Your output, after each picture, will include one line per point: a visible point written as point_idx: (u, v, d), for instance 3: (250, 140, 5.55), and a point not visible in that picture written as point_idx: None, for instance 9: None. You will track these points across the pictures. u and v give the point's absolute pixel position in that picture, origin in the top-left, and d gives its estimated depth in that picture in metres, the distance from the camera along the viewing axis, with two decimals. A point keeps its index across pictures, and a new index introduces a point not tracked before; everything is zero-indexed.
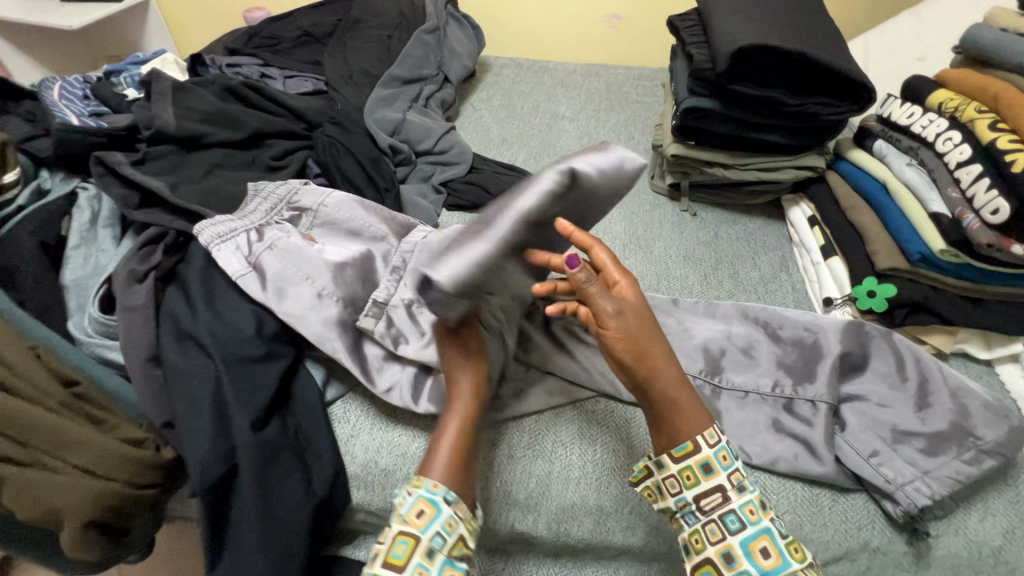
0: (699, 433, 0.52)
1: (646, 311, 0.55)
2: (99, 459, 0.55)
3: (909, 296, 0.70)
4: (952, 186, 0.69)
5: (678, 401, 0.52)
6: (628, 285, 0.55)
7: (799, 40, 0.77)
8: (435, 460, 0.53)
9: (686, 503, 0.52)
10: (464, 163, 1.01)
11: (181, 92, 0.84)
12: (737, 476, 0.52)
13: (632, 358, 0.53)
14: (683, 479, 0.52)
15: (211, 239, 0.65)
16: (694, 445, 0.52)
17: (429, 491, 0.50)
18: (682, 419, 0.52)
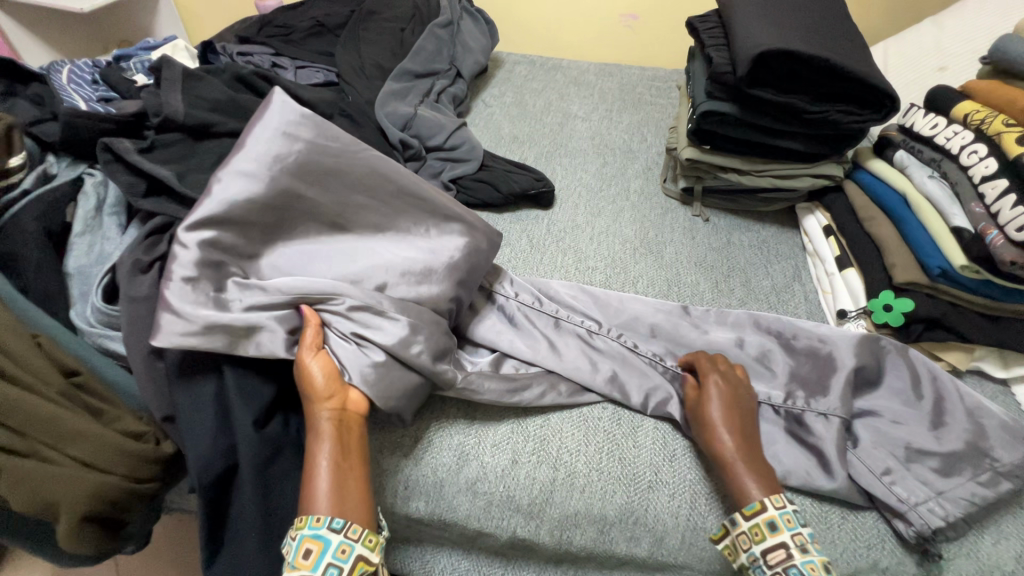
0: (765, 495, 0.55)
1: (741, 403, 0.62)
2: (98, 451, 0.54)
3: (927, 312, 0.68)
4: (975, 201, 0.67)
5: (744, 465, 0.57)
6: (730, 380, 0.64)
7: (823, 45, 0.75)
8: (315, 489, 0.50)
9: (755, 558, 0.53)
10: (475, 160, 0.99)
11: (191, 80, 0.83)
12: (802, 537, 0.53)
13: (711, 431, 0.60)
14: (752, 535, 0.54)
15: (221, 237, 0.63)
16: (760, 505, 0.54)
17: (312, 529, 0.48)
18: (743, 479, 0.56)
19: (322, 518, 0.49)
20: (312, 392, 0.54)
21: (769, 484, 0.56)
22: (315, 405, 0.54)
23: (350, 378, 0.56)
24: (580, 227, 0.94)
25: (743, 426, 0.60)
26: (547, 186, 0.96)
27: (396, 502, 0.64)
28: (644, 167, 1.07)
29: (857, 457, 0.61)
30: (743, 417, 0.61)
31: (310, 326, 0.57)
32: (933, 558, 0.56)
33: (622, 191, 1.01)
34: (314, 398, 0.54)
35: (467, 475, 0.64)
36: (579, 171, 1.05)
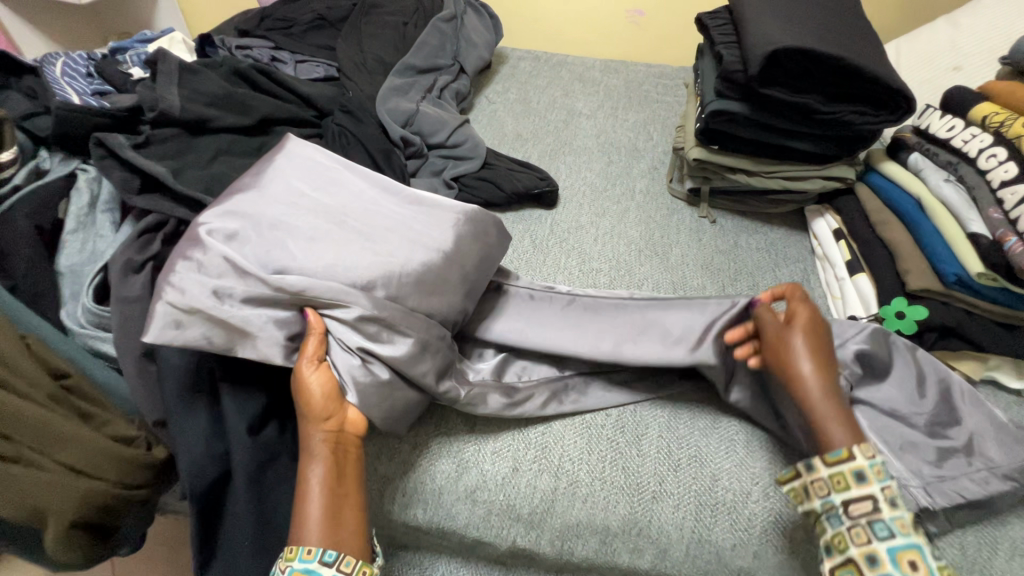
0: (853, 444, 0.53)
1: (823, 335, 0.59)
2: (88, 456, 0.52)
3: (941, 320, 0.66)
4: (993, 207, 0.65)
5: (831, 409, 0.55)
6: (815, 317, 0.61)
7: (837, 43, 0.73)
8: (305, 515, 0.49)
9: (832, 506, 0.51)
10: (478, 158, 0.97)
11: (188, 73, 0.81)
12: (891, 491, 0.51)
13: (789, 365, 0.58)
14: (833, 482, 0.52)
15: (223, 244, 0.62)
16: (849, 453, 0.52)
17: (301, 561, 0.47)
18: (830, 426, 0.54)
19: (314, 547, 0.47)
20: (311, 411, 0.52)
21: (856, 433, 0.54)
22: (314, 424, 0.52)
23: (350, 398, 0.54)
24: (585, 227, 0.92)
25: (825, 358, 0.58)
26: (552, 185, 0.94)
27: (394, 509, 0.63)
28: (650, 166, 1.05)
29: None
30: (825, 351, 0.58)
31: (312, 338, 0.54)
32: None
33: (627, 190, 0.99)
34: (313, 418, 0.52)
35: (467, 483, 0.62)
36: (584, 170, 1.03)
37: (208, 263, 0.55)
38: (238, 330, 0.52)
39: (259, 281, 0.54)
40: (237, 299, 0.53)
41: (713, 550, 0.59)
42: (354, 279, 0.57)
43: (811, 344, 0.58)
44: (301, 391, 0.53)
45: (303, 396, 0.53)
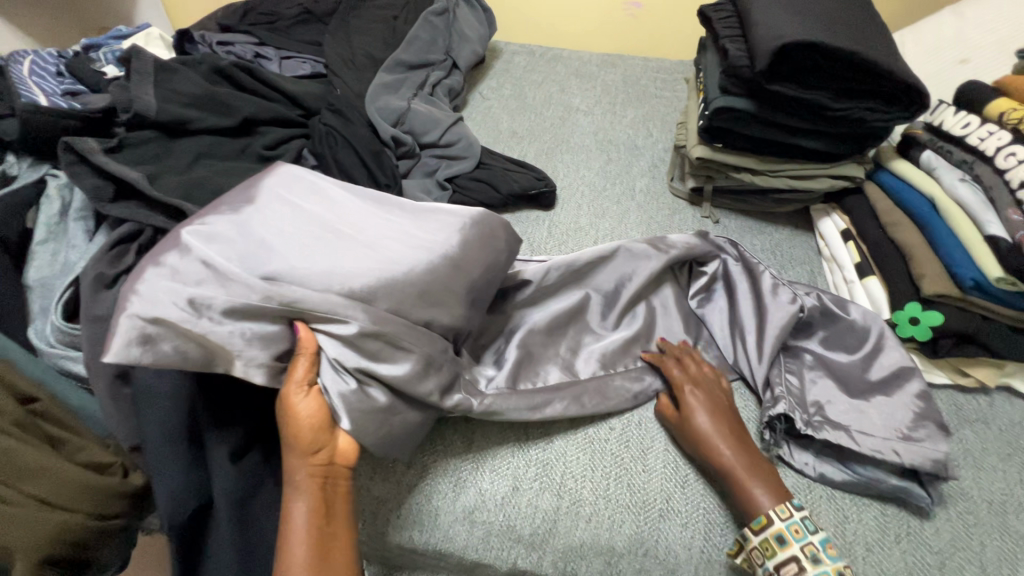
0: (772, 504, 0.53)
1: (729, 415, 0.60)
2: (58, 487, 0.49)
3: (958, 327, 0.64)
4: (1013, 208, 0.62)
5: (748, 475, 0.55)
6: (715, 398, 0.61)
7: (848, 37, 0.70)
8: (292, 554, 0.46)
9: (767, 573, 0.52)
10: (472, 157, 0.93)
11: (165, 72, 0.77)
12: (813, 547, 0.51)
13: (701, 443, 0.58)
14: (762, 550, 0.52)
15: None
16: (767, 518, 0.52)
17: None
18: (754, 491, 0.54)
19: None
20: (304, 441, 0.49)
21: (777, 489, 0.55)
22: (309, 453, 0.49)
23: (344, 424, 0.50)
24: (584, 229, 0.89)
25: (735, 435, 0.58)
26: (549, 185, 0.91)
27: (388, 533, 0.60)
28: (650, 164, 1.02)
29: (882, 485, 0.57)
30: (728, 418, 0.60)
31: (303, 359, 0.50)
32: None
33: (627, 190, 0.96)
34: (307, 448, 0.49)
35: (465, 504, 0.59)
36: (582, 169, 1.00)
37: (183, 269, 0.49)
38: (217, 347, 0.47)
39: (244, 287, 0.49)
40: (216, 310, 0.48)
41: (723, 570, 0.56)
42: (350, 286, 0.52)
43: (709, 409, 0.60)
44: (291, 419, 0.49)
45: (293, 424, 0.49)
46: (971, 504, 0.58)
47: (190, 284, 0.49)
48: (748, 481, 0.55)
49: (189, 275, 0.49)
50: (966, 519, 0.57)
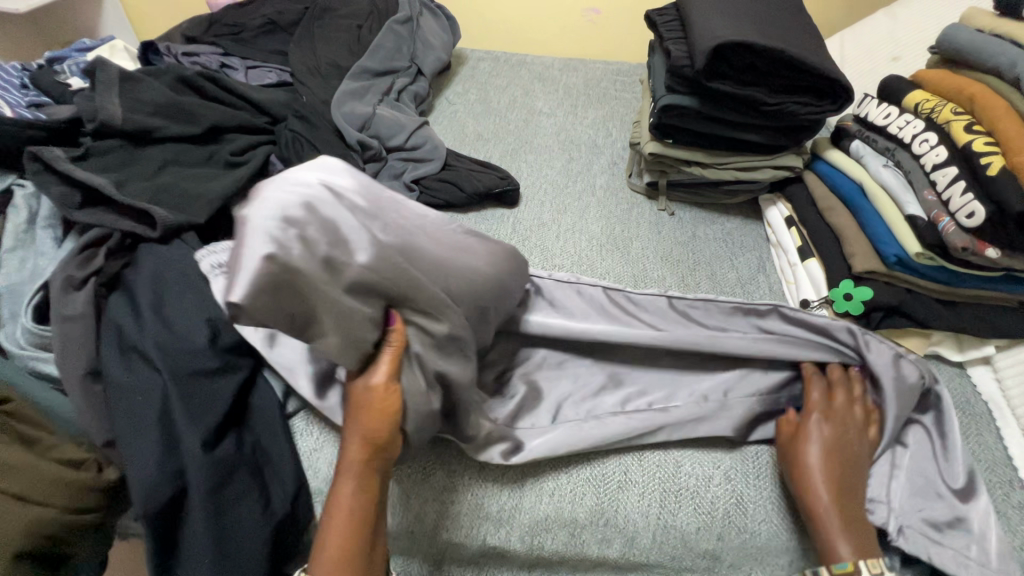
0: (858, 556, 0.52)
1: (847, 462, 0.57)
2: (32, 482, 0.51)
3: (885, 300, 0.69)
4: (927, 189, 0.68)
5: (839, 524, 0.53)
6: (841, 436, 0.58)
7: (778, 37, 0.75)
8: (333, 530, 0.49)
9: None
10: (438, 160, 0.97)
11: (129, 82, 0.78)
12: None
13: (807, 486, 0.56)
14: None
15: (212, 266, 0.63)
16: (855, 567, 0.51)
17: None
18: (836, 540, 0.53)
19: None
20: (367, 430, 0.50)
21: (866, 548, 0.53)
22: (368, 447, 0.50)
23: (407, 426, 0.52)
24: (546, 224, 0.92)
25: (837, 477, 0.56)
26: (512, 184, 0.95)
27: None
28: (610, 162, 1.07)
29: None
30: (843, 465, 0.57)
31: (390, 350, 0.52)
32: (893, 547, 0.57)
33: (587, 187, 1.00)
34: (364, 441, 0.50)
35: (434, 484, 0.62)
36: (545, 168, 1.04)
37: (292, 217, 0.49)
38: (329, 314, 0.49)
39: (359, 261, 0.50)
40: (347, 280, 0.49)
41: (678, 534, 0.60)
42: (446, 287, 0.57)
43: (827, 449, 0.57)
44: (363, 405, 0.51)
45: (361, 409, 0.51)
46: None
47: (288, 242, 0.47)
48: (830, 524, 0.54)
49: (283, 233, 0.48)
50: None
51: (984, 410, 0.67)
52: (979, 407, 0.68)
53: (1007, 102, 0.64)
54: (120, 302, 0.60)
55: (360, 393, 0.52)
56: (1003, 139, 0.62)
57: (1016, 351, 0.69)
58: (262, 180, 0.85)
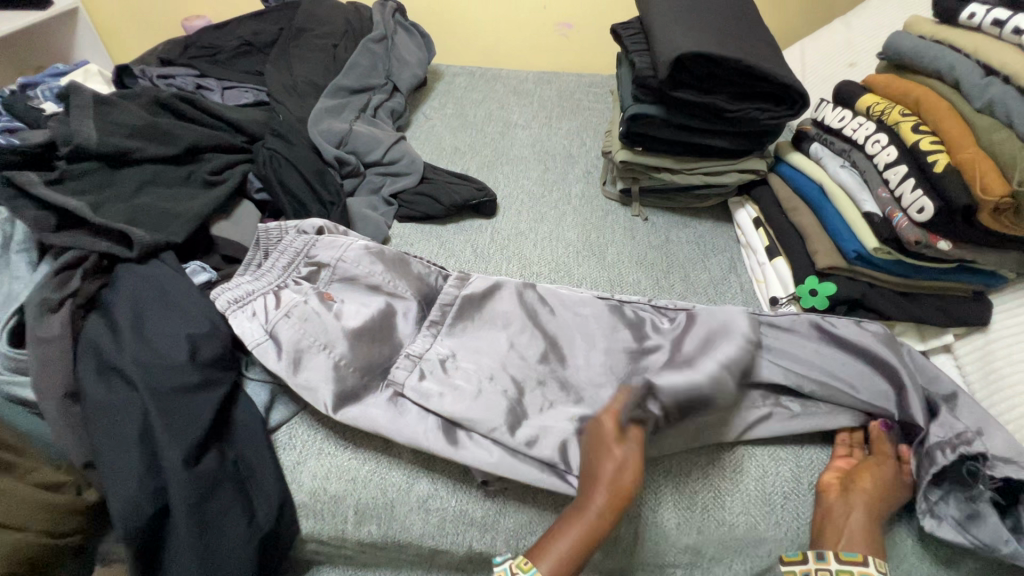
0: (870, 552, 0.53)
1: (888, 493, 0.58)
2: (10, 508, 0.50)
3: (847, 294, 0.73)
4: (882, 187, 0.72)
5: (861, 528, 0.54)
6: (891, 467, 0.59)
7: (736, 46, 0.79)
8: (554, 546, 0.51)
9: None
10: (415, 173, 0.99)
11: (104, 105, 0.79)
12: None
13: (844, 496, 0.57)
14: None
15: (228, 303, 0.64)
16: (863, 558, 0.52)
17: None
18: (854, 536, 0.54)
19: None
20: (630, 475, 0.53)
21: (875, 546, 0.53)
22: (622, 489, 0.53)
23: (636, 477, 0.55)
24: (524, 233, 0.94)
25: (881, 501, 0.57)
26: (489, 195, 0.97)
27: (347, 528, 0.63)
28: (584, 171, 1.09)
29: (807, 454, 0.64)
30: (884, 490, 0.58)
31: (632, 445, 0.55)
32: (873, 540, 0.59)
33: (563, 195, 1.03)
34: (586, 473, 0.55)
35: (419, 493, 0.62)
36: (521, 179, 1.06)
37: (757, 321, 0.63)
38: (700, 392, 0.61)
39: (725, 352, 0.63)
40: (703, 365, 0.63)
41: (659, 531, 0.61)
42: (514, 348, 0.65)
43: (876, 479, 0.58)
44: (610, 444, 0.56)
45: (619, 460, 0.54)
46: None
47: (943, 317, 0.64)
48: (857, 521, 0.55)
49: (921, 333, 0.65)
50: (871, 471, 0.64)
51: None
52: None
53: (949, 103, 0.68)
54: (99, 323, 0.60)
55: (617, 447, 0.55)
56: (948, 138, 0.65)
57: (974, 338, 0.72)
58: (241, 199, 0.85)
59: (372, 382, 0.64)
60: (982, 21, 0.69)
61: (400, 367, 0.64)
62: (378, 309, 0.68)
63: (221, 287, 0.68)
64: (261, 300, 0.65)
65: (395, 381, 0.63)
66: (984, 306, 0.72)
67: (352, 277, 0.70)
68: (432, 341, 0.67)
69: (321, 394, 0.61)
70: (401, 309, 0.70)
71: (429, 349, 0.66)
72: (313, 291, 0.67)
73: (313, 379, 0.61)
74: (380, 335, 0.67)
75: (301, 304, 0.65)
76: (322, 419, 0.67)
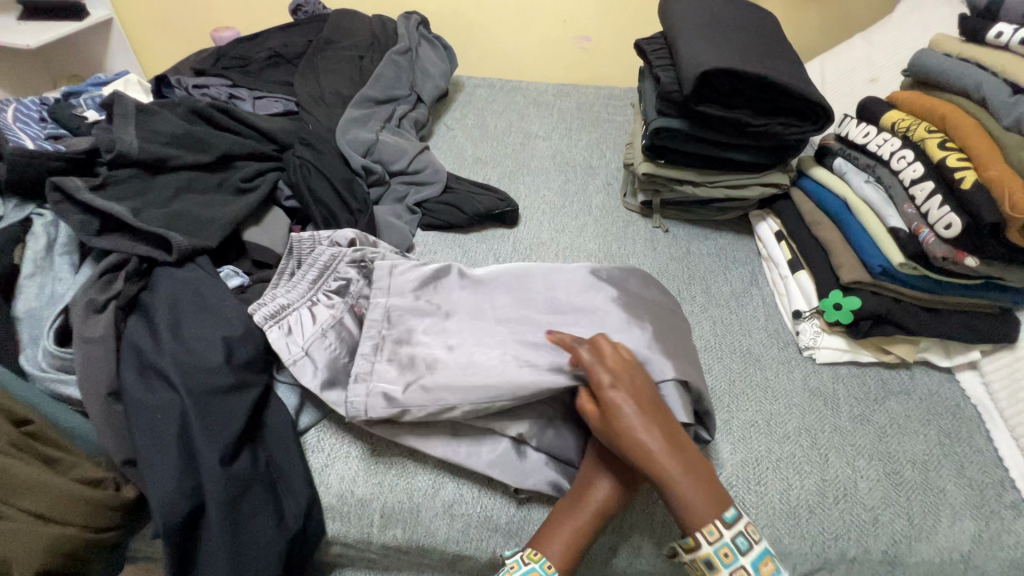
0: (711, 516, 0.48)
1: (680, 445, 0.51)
2: (53, 502, 0.52)
3: (872, 308, 0.73)
4: (907, 203, 0.72)
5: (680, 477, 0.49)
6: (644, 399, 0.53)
7: (761, 63, 0.80)
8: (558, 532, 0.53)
9: None
10: (439, 183, 1.01)
11: (145, 114, 0.81)
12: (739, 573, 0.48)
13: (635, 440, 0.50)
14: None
15: (265, 319, 0.65)
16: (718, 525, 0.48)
17: (543, 569, 0.51)
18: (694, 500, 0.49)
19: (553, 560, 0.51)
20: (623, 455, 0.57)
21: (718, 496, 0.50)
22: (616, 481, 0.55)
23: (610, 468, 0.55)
24: (545, 243, 0.96)
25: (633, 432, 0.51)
26: (511, 205, 0.98)
27: (372, 531, 0.64)
28: (604, 182, 1.11)
29: (833, 469, 0.65)
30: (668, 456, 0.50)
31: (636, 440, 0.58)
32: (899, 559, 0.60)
33: (584, 207, 1.04)
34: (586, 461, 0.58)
35: (444, 499, 0.63)
36: (542, 190, 1.08)
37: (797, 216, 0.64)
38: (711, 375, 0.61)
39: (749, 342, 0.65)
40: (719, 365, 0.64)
41: None
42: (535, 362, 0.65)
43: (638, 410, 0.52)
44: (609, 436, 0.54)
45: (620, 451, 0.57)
46: (897, 464, 0.65)
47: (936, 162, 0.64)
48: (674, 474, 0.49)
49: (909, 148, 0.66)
50: (892, 478, 0.64)
51: (973, 413, 0.71)
52: (968, 409, 0.72)
53: (976, 120, 0.69)
54: (139, 325, 0.62)
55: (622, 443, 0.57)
56: (975, 156, 0.66)
57: (1001, 356, 0.73)
58: (271, 206, 0.88)
59: None
60: (1011, 40, 0.70)
61: None
62: None
63: (256, 298, 0.69)
64: (296, 309, 0.67)
65: None
66: (1012, 324, 0.72)
67: None
68: None
69: (356, 403, 0.63)
70: None
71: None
72: (345, 307, 0.69)
73: (350, 395, 0.63)
74: None
75: (336, 324, 0.67)
76: (350, 422, 0.68)
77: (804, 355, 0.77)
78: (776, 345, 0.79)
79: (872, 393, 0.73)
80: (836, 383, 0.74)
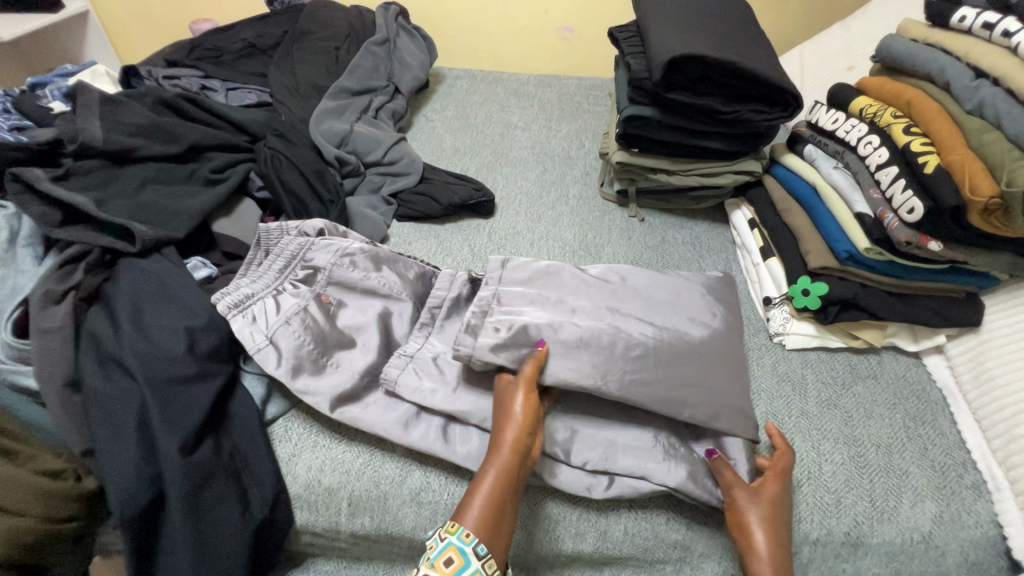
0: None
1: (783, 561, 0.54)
2: (11, 494, 0.51)
3: (839, 293, 0.73)
4: (873, 188, 0.73)
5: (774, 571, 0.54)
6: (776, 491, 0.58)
7: (730, 49, 0.80)
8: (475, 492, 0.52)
9: None
10: (414, 173, 1.01)
11: (110, 104, 0.80)
12: None
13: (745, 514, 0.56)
14: None
15: (229, 308, 0.64)
16: None
17: (460, 539, 0.48)
18: None
19: (479, 507, 0.50)
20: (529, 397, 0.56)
21: None
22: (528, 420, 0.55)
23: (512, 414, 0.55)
24: (521, 233, 0.95)
25: (775, 537, 0.55)
26: (487, 195, 0.98)
27: (340, 520, 0.64)
28: (582, 172, 1.10)
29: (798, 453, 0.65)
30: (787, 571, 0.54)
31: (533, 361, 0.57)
32: (860, 540, 0.60)
33: (561, 197, 1.04)
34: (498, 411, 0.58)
35: (410, 486, 0.63)
36: (520, 180, 1.07)
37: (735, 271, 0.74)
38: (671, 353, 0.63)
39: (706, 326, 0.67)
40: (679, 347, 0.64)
41: (649, 526, 0.62)
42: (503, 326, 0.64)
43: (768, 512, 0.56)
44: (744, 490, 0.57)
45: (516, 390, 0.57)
46: (861, 448, 0.66)
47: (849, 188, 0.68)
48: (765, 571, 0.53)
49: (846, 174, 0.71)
50: (855, 461, 0.65)
51: (938, 396, 0.72)
52: (934, 393, 0.72)
53: (939, 105, 0.69)
54: (100, 316, 0.62)
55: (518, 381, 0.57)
56: (938, 140, 0.66)
57: (967, 339, 0.74)
58: (242, 197, 0.87)
59: (373, 382, 0.65)
60: (972, 24, 0.70)
61: (393, 366, 0.65)
62: (375, 314, 0.70)
63: (220, 290, 0.68)
64: (261, 300, 0.66)
65: (388, 380, 0.64)
66: (977, 307, 0.73)
67: (347, 279, 0.71)
68: (425, 341, 0.68)
69: (321, 394, 0.62)
70: (397, 311, 0.72)
71: (421, 348, 0.67)
72: (311, 295, 0.69)
73: (314, 383, 0.63)
74: (377, 333, 0.68)
75: (300, 311, 0.66)
76: (317, 413, 0.68)
77: (774, 341, 0.78)
78: (746, 331, 0.79)
79: (840, 378, 0.74)
80: (804, 368, 0.75)
